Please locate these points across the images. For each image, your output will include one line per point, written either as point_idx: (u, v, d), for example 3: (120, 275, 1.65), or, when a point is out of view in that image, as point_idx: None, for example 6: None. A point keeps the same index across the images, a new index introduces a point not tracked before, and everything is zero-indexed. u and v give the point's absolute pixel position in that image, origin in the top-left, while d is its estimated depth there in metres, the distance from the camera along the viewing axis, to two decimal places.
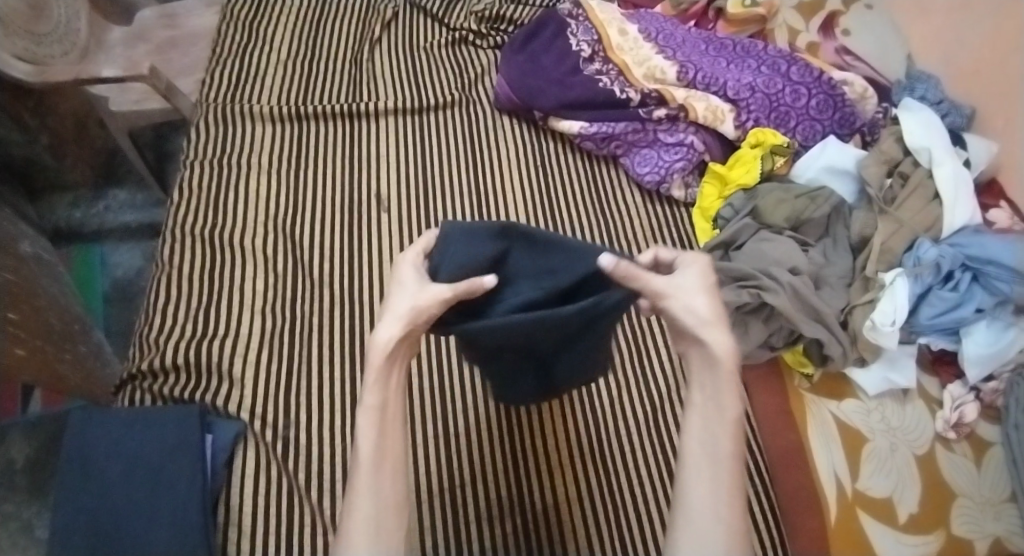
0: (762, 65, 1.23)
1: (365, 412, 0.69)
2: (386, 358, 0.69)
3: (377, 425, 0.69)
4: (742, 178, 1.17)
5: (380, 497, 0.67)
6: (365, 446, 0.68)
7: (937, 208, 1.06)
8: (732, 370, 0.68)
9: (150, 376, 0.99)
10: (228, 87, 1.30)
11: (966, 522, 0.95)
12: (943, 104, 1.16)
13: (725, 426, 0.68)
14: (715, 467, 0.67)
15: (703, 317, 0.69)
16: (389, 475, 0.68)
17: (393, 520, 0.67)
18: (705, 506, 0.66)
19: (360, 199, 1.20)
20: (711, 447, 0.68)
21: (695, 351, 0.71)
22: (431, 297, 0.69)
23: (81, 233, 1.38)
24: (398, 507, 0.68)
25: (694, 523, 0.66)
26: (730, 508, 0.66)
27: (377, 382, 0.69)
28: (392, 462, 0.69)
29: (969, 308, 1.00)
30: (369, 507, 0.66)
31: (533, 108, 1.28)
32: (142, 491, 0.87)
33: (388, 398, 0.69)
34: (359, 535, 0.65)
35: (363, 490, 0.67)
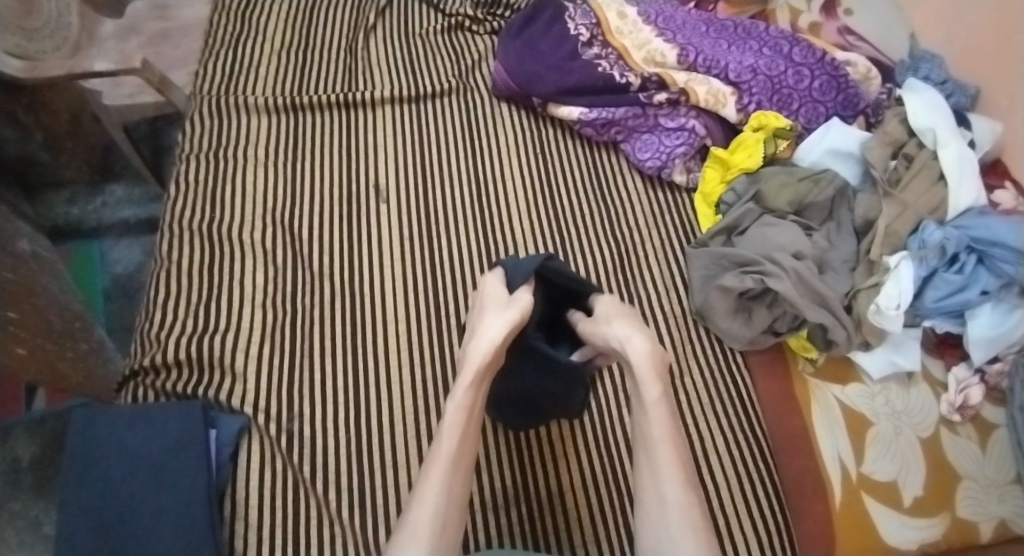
0: (764, 46, 1.21)
1: (454, 412, 0.76)
2: (484, 364, 0.78)
3: (462, 426, 0.75)
4: (744, 162, 1.16)
5: (448, 495, 0.71)
6: (446, 446, 0.74)
7: (941, 189, 1.05)
8: (648, 358, 0.78)
9: (151, 372, 0.98)
10: (222, 78, 1.28)
11: (971, 504, 0.95)
12: (946, 85, 1.14)
13: (657, 412, 0.76)
14: (653, 452, 0.75)
15: (621, 331, 0.80)
16: (460, 478, 0.73)
17: (455, 519, 0.71)
18: (653, 493, 0.73)
19: (358, 190, 1.18)
20: (649, 433, 0.76)
21: (623, 358, 0.81)
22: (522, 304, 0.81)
23: (79, 229, 1.38)
24: (460, 507, 0.72)
25: (646, 511, 0.74)
26: (678, 487, 0.73)
27: (471, 385, 0.77)
28: (464, 465, 0.73)
29: (974, 290, 0.99)
30: (438, 501, 0.70)
31: (532, 94, 1.26)
32: (148, 487, 0.87)
33: (475, 402, 0.77)
34: (421, 530, 0.68)
35: (435, 488, 0.71)
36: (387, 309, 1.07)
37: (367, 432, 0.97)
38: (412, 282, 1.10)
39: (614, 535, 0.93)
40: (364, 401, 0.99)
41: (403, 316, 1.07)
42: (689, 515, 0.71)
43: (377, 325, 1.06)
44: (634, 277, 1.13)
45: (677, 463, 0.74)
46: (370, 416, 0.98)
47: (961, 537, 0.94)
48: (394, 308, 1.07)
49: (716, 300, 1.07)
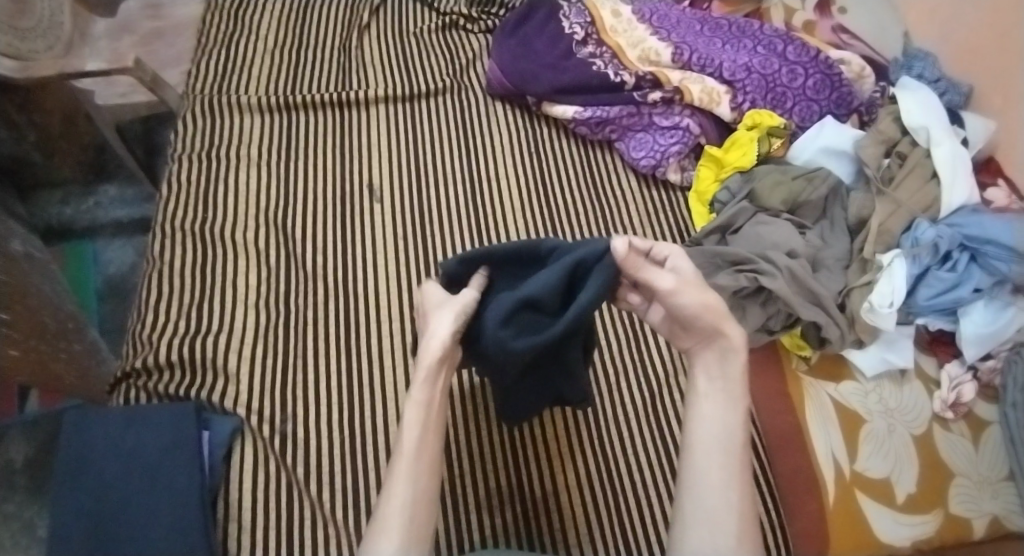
0: (758, 45, 1.21)
1: (413, 407, 0.72)
2: (436, 361, 0.71)
3: (422, 420, 0.71)
4: (739, 161, 1.16)
5: (416, 489, 0.69)
6: (409, 439, 0.71)
7: (934, 187, 1.05)
8: (745, 362, 0.73)
9: (145, 373, 0.98)
10: (215, 77, 1.28)
11: (964, 501, 0.96)
12: (940, 83, 1.15)
13: (733, 414, 0.72)
14: (723, 452, 0.70)
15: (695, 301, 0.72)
16: (426, 472, 0.70)
17: (424, 512, 0.69)
18: (713, 493, 0.68)
19: (353, 190, 1.18)
20: (713, 433, 0.72)
21: (706, 347, 0.75)
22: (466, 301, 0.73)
23: (72, 229, 1.37)
24: (428, 500, 0.70)
25: (694, 508, 0.69)
26: (739, 493, 0.68)
27: (427, 381, 0.72)
28: (428, 459, 0.71)
29: (966, 288, 0.99)
30: (406, 494, 0.68)
31: (526, 93, 1.26)
32: (142, 489, 0.87)
33: (434, 397, 0.72)
34: (391, 526, 0.67)
35: (400, 484, 0.69)
36: (382, 309, 1.07)
37: (361, 432, 0.97)
38: (406, 282, 1.10)
39: (608, 533, 0.93)
40: (358, 402, 0.99)
41: (397, 316, 1.07)
42: (747, 521, 0.67)
43: (371, 325, 1.06)
44: None
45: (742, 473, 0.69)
46: (364, 416, 0.98)
47: (954, 534, 0.95)
48: (388, 308, 1.07)
49: None
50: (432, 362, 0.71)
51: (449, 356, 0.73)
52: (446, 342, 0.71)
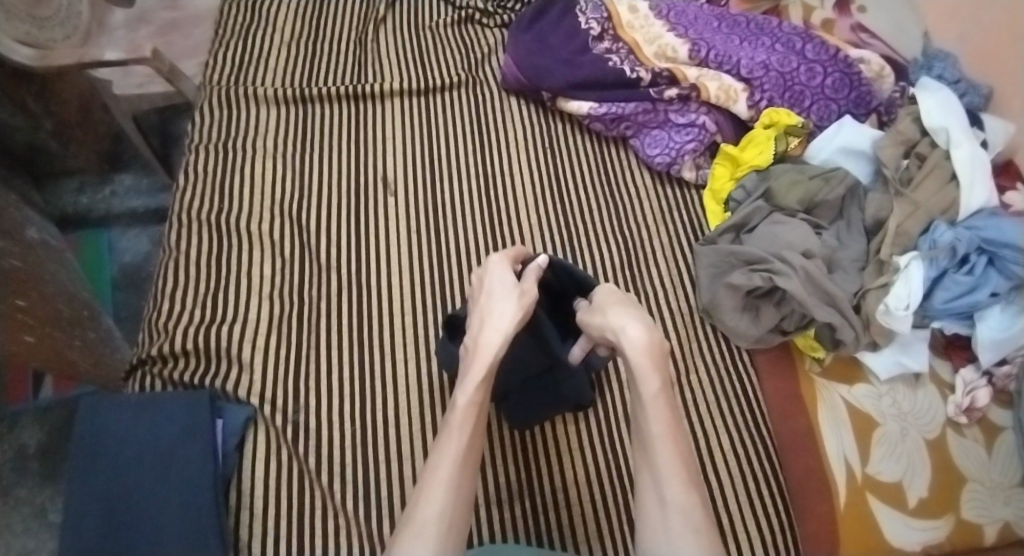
0: (776, 42, 1.20)
1: (463, 411, 0.74)
2: (494, 363, 0.76)
3: (472, 424, 0.73)
4: (755, 159, 1.15)
5: (455, 493, 0.70)
6: (455, 443, 0.72)
7: (954, 189, 1.04)
8: (649, 351, 0.78)
9: (159, 361, 0.98)
10: (231, 69, 1.28)
11: (976, 506, 0.95)
12: (960, 84, 1.13)
13: (658, 407, 0.76)
14: (652, 451, 0.75)
15: (623, 320, 0.80)
16: (467, 477, 0.71)
17: (460, 519, 0.69)
18: (652, 497, 0.74)
19: (367, 182, 1.18)
20: (648, 429, 0.76)
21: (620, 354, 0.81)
22: (531, 295, 0.80)
23: (88, 217, 1.38)
24: (465, 506, 0.70)
25: (646, 511, 0.74)
26: (680, 486, 0.73)
27: (481, 384, 0.75)
28: (471, 466, 0.72)
29: (983, 291, 0.98)
30: (446, 498, 0.69)
31: (542, 88, 1.25)
32: (155, 475, 0.87)
33: (484, 401, 0.75)
34: (428, 529, 0.67)
35: (441, 486, 0.69)
36: (395, 302, 1.07)
37: (372, 424, 0.97)
38: (419, 275, 1.10)
39: (617, 531, 0.93)
40: (370, 395, 0.99)
41: (409, 310, 1.06)
42: (693, 514, 0.71)
43: (383, 317, 1.06)
44: (641, 273, 1.13)
45: (678, 458, 0.74)
46: (376, 408, 0.98)
47: (965, 539, 0.94)
48: (401, 301, 1.07)
49: (724, 298, 1.06)
50: (491, 363, 0.75)
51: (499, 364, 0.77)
52: (508, 343, 0.76)
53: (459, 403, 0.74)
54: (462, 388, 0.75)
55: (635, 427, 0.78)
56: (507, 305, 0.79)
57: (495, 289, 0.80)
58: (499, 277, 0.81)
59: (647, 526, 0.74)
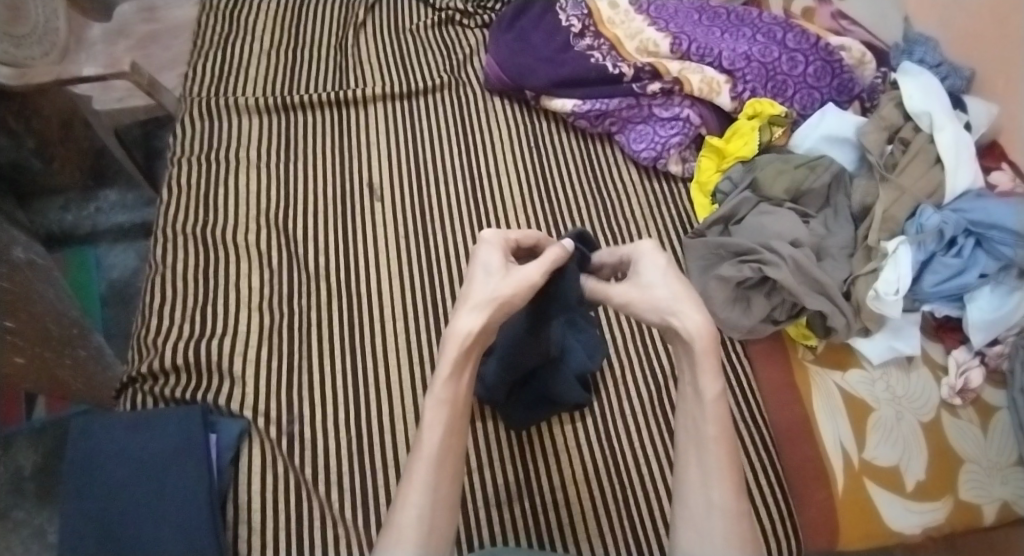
0: (757, 33, 1.20)
1: (433, 406, 0.66)
2: (463, 350, 0.66)
3: (445, 422, 0.66)
4: (740, 150, 1.15)
5: (433, 495, 0.64)
6: (430, 442, 0.65)
7: (938, 172, 1.04)
8: (711, 347, 0.65)
9: (150, 378, 0.97)
10: (212, 79, 1.27)
11: (974, 487, 0.97)
12: (941, 67, 1.14)
13: (715, 410, 0.66)
14: (702, 454, 0.66)
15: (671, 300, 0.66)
16: (448, 475, 0.65)
17: (444, 520, 0.64)
18: (697, 501, 0.65)
19: (353, 189, 1.18)
20: (699, 431, 0.66)
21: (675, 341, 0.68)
22: (518, 283, 0.68)
23: (74, 235, 1.37)
24: (448, 506, 0.65)
25: (685, 511, 0.65)
26: (728, 493, 0.64)
27: (450, 378, 0.66)
28: (449, 466, 0.65)
29: (973, 273, 0.99)
30: (424, 501, 0.63)
31: (525, 87, 1.25)
32: (153, 493, 0.87)
33: (459, 394, 0.67)
34: (407, 530, 0.62)
35: (418, 487, 0.64)
36: (385, 308, 1.07)
37: (367, 432, 0.97)
38: (408, 282, 1.09)
39: (619, 527, 0.93)
40: (364, 400, 0.99)
41: (400, 316, 1.06)
42: (737, 527, 0.63)
43: (375, 325, 1.05)
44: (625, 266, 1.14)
45: (729, 464, 0.65)
46: (371, 417, 0.98)
47: (964, 519, 0.96)
48: (392, 308, 1.07)
49: (715, 290, 1.05)
50: (459, 352, 0.66)
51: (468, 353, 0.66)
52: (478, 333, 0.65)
53: (429, 400, 0.67)
54: (432, 383, 0.67)
55: (682, 419, 0.69)
56: (485, 286, 0.68)
57: (483, 270, 0.69)
58: (484, 258, 0.70)
59: (685, 520, 0.65)
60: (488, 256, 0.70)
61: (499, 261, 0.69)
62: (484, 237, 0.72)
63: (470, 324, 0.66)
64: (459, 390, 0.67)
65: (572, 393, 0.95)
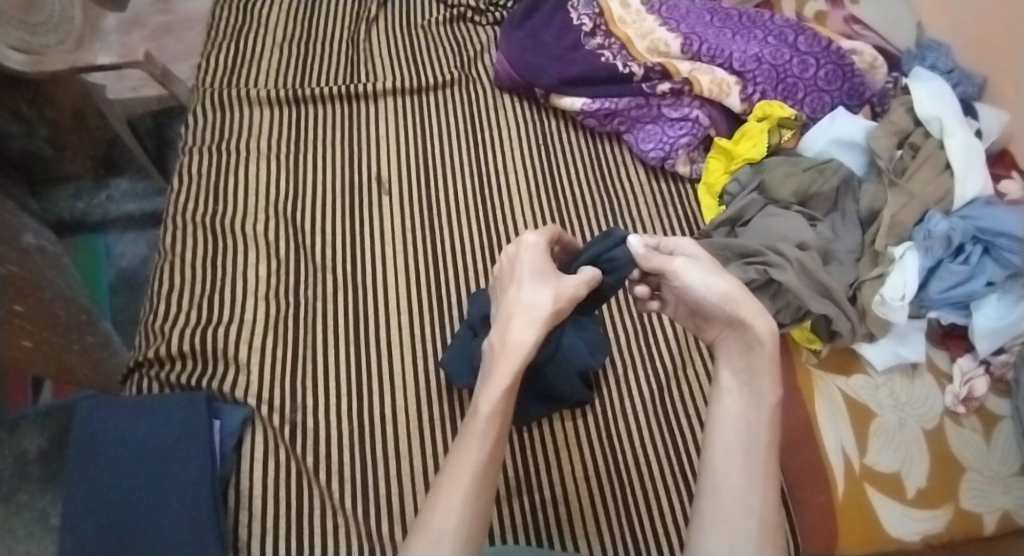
0: (768, 35, 1.20)
1: (483, 417, 0.68)
2: (521, 363, 0.69)
3: (493, 432, 0.67)
4: (749, 152, 1.15)
5: (475, 503, 0.64)
6: (477, 450, 0.66)
7: (947, 178, 1.04)
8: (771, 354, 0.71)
9: (155, 363, 0.98)
10: (224, 71, 1.28)
11: (975, 496, 0.96)
12: (953, 74, 1.13)
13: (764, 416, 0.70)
14: (749, 454, 0.69)
15: (712, 286, 0.72)
16: (485, 484, 0.66)
17: (481, 524, 0.65)
18: (737, 502, 0.67)
19: (361, 182, 1.18)
20: (747, 431, 0.70)
21: (730, 334, 0.74)
22: (569, 293, 0.72)
23: (84, 223, 1.37)
24: (486, 512, 0.66)
25: (716, 502, 0.68)
26: (762, 496, 0.67)
27: (503, 391, 0.68)
28: (491, 476, 0.66)
29: (980, 280, 0.99)
30: (464, 509, 0.64)
31: (535, 85, 1.25)
32: (156, 477, 0.88)
33: (507, 406, 0.68)
34: (448, 534, 0.63)
35: (462, 495, 0.64)
36: (390, 301, 1.07)
37: (370, 424, 0.97)
38: (413, 275, 1.10)
39: (617, 526, 0.93)
40: (367, 392, 1.00)
41: (405, 310, 1.06)
42: (771, 530, 0.66)
43: (380, 317, 1.06)
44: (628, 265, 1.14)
45: (768, 473, 0.69)
46: (374, 409, 0.99)
47: (964, 528, 0.95)
48: (397, 300, 1.07)
49: None
50: (519, 366, 0.68)
51: (524, 364, 0.69)
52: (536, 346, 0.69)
53: (481, 409, 0.68)
54: (484, 390, 0.69)
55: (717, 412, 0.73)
56: (540, 292, 0.71)
57: (525, 277, 0.73)
58: (531, 265, 0.74)
59: (714, 513, 0.67)
60: (530, 260, 0.75)
61: (546, 269, 0.75)
62: (527, 240, 0.77)
63: (530, 334, 0.69)
64: (511, 403, 0.69)
65: (581, 395, 0.98)
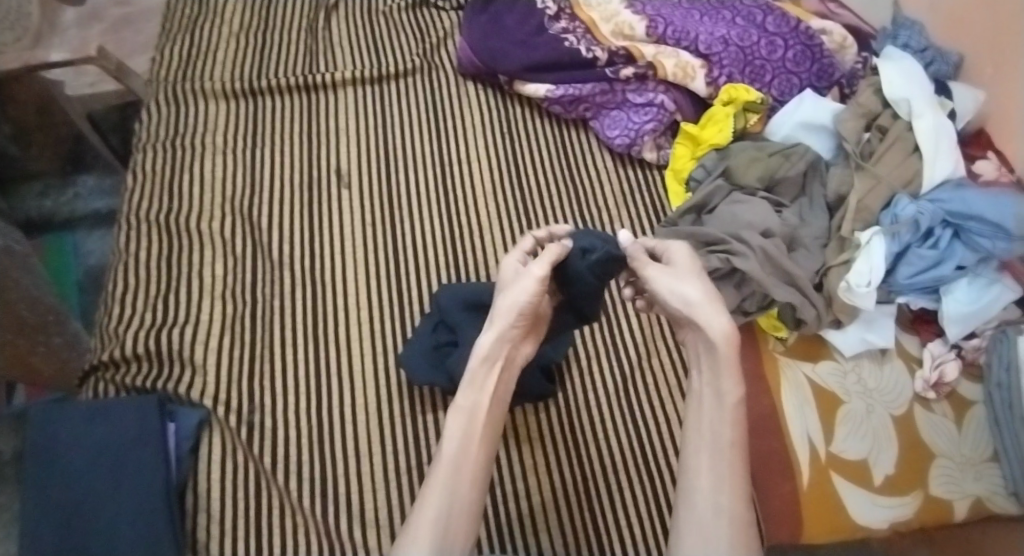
0: (737, 16, 1.18)
1: (454, 413, 0.74)
2: (489, 359, 0.75)
3: (463, 430, 0.73)
4: (715, 137, 1.13)
5: (450, 503, 0.69)
6: (449, 448, 0.72)
7: (916, 161, 1.02)
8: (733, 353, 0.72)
9: (112, 366, 0.98)
10: (180, 63, 1.26)
11: (946, 482, 0.95)
12: (927, 52, 1.11)
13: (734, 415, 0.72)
14: (716, 455, 0.71)
15: (694, 294, 0.74)
16: (466, 485, 0.70)
17: (462, 523, 0.68)
18: (707, 504, 0.68)
19: (320, 176, 1.17)
20: (714, 433, 0.72)
21: (695, 336, 0.75)
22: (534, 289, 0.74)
23: (52, 222, 1.37)
24: (467, 511, 0.69)
25: (691, 505, 0.69)
26: (733, 498, 0.68)
27: (471, 387, 0.75)
28: (468, 476, 0.70)
29: (949, 265, 0.98)
30: (441, 507, 0.68)
31: (498, 72, 1.23)
32: (109, 481, 0.88)
33: (478, 403, 0.75)
34: (427, 531, 0.66)
35: (437, 494, 0.69)
36: (349, 296, 1.07)
37: (329, 422, 0.98)
38: (372, 269, 1.09)
39: (577, 520, 0.93)
40: (326, 390, 1.00)
41: (365, 305, 1.06)
42: (742, 533, 0.67)
43: (339, 314, 1.06)
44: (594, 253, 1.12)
45: (738, 474, 0.70)
46: (333, 406, 0.99)
47: (934, 515, 0.94)
48: (357, 296, 1.07)
49: None
50: (483, 363, 0.75)
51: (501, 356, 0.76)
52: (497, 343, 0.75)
53: (456, 404, 0.75)
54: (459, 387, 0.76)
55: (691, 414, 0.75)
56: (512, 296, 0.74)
57: (500, 286, 0.78)
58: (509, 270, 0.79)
59: (688, 517, 0.69)
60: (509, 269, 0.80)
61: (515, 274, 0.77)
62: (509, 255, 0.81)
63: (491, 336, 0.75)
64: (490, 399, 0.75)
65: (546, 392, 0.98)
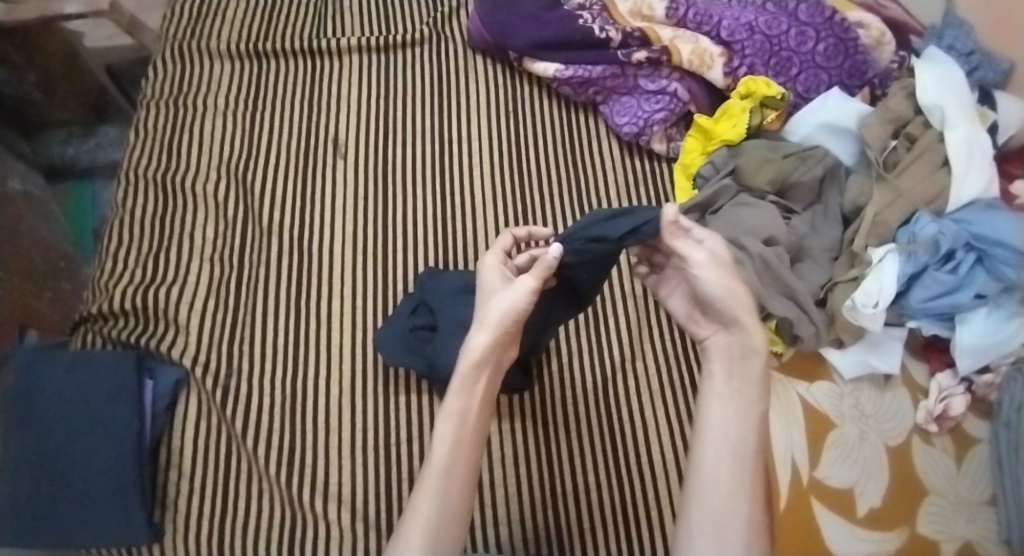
0: (767, 3, 1.12)
1: (444, 417, 0.70)
2: (479, 364, 0.70)
3: (455, 433, 0.69)
4: (727, 133, 1.05)
5: (444, 505, 0.66)
6: (442, 448, 0.69)
7: (944, 176, 0.94)
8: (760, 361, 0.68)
9: (100, 319, 1.00)
10: (189, 20, 1.26)
11: (934, 521, 0.88)
12: (972, 57, 1.01)
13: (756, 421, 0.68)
14: (737, 461, 0.66)
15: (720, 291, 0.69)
16: (456, 485, 0.68)
17: (453, 524, 0.67)
18: (722, 508, 0.64)
19: (319, 142, 1.16)
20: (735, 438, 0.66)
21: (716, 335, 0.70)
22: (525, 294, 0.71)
23: (72, 169, 1.41)
24: (458, 511, 0.68)
25: (702, 508, 0.65)
26: (748, 502, 0.65)
27: (461, 390, 0.70)
28: (459, 478, 0.68)
29: (967, 293, 0.89)
30: (432, 511, 0.66)
31: (508, 47, 1.18)
32: (85, 429, 0.89)
33: (469, 408, 0.71)
34: (416, 535, 0.65)
35: (429, 496, 0.66)
36: (336, 266, 1.06)
37: (302, 392, 0.98)
38: (362, 241, 1.08)
39: (544, 518, 0.90)
40: (303, 360, 1.00)
41: (350, 276, 1.05)
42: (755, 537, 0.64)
43: (325, 284, 1.05)
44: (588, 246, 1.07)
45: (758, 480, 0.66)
46: (308, 377, 0.99)
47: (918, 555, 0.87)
48: (343, 267, 1.06)
49: None
50: (473, 367, 0.70)
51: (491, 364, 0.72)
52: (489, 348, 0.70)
53: (448, 407, 0.71)
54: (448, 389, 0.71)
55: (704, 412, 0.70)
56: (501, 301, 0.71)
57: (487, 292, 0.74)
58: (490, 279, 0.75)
59: (700, 520, 0.65)
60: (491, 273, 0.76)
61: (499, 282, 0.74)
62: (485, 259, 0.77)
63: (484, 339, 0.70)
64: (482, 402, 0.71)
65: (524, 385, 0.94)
